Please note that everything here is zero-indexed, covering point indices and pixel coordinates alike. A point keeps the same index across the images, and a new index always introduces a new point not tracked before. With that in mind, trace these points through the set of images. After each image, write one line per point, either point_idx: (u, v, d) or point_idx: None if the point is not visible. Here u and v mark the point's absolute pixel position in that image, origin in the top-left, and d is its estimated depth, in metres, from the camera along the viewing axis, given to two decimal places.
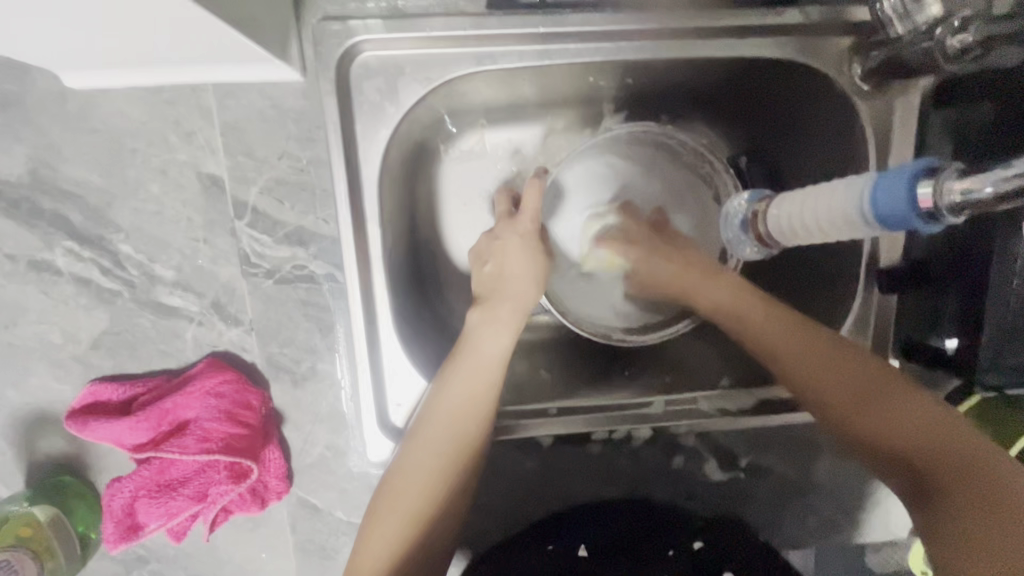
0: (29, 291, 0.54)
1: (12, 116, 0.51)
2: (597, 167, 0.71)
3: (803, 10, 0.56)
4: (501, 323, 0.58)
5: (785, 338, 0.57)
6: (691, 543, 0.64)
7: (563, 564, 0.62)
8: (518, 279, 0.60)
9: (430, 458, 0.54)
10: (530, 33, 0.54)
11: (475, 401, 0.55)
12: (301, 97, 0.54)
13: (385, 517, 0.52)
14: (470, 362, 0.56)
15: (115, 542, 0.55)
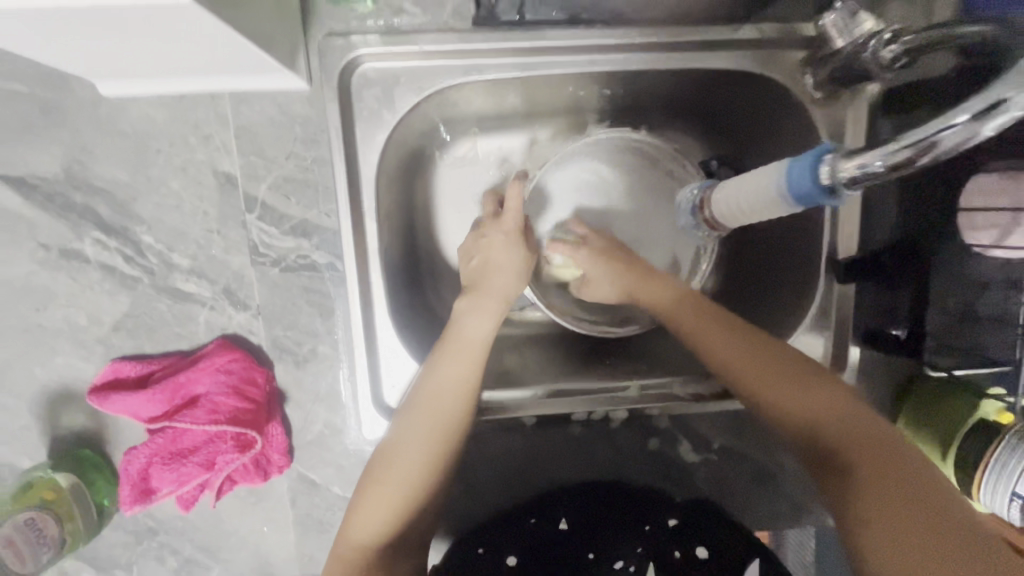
0: (60, 277, 0.60)
1: (51, 120, 0.58)
2: (585, 173, 0.76)
3: (758, 26, 0.62)
4: (485, 311, 0.64)
5: (742, 354, 0.62)
6: (668, 520, 0.70)
7: (544, 536, 0.69)
8: (501, 272, 0.66)
9: (424, 440, 0.58)
10: (512, 46, 0.61)
11: (463, 387, 0.60)
12: (307, 103, 0.60)
13: (378, 493, 0.57)
14: (457, 346, 0.61)
15: (129, 505, 0.60)
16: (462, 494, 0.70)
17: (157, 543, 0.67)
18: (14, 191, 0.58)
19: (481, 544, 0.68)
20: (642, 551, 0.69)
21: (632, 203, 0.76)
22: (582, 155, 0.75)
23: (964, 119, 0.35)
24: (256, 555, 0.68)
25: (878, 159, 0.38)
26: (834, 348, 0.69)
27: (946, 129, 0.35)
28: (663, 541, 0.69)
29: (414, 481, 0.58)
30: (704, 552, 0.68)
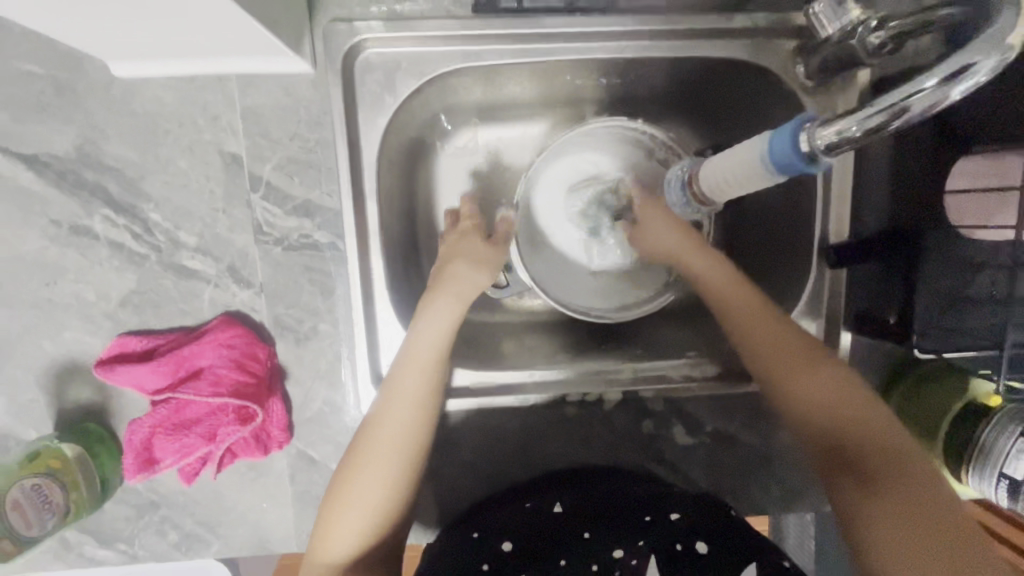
0: (70, 254, 0.62)
1: (65, 100, 0.60)
2: (583, 165, 0.76)
3: (751, 16, 0.63)
4: (445, 320, 0.63)
5: (777, 347, 0.61)
6: (669, 514, 0.63)
7: (540, 520, 0.65)
8: (459, 271, 0.66)
9: (385, 460, 0.59)
10: (511, 33, 0.63)
11: (426, 401, 0.61)
12: (311, 86, 0.62)
13: (346, 511, 0.58)
14: (416, 350, 0.62)
15: (133, 473, 0.62)
16: (459, 474, 0.71)
17: (158, 517, 0.68)
18: (27, 169, 0.60)
19: (479, 530, 0.65)
20: (644, 543, 0.61)
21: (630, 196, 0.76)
22: (579, 148, 0.76)
23: (932, 84, 0.37)
24: (255, 531, 0.69)
25: (853, 126, 0.40)
26: (826, 333, 0.70)
27: (916, 93, 0.38)
28: (667, 536, 0.61)
29: (381, 501, 0.58)
30: (706, 547, 0.59)
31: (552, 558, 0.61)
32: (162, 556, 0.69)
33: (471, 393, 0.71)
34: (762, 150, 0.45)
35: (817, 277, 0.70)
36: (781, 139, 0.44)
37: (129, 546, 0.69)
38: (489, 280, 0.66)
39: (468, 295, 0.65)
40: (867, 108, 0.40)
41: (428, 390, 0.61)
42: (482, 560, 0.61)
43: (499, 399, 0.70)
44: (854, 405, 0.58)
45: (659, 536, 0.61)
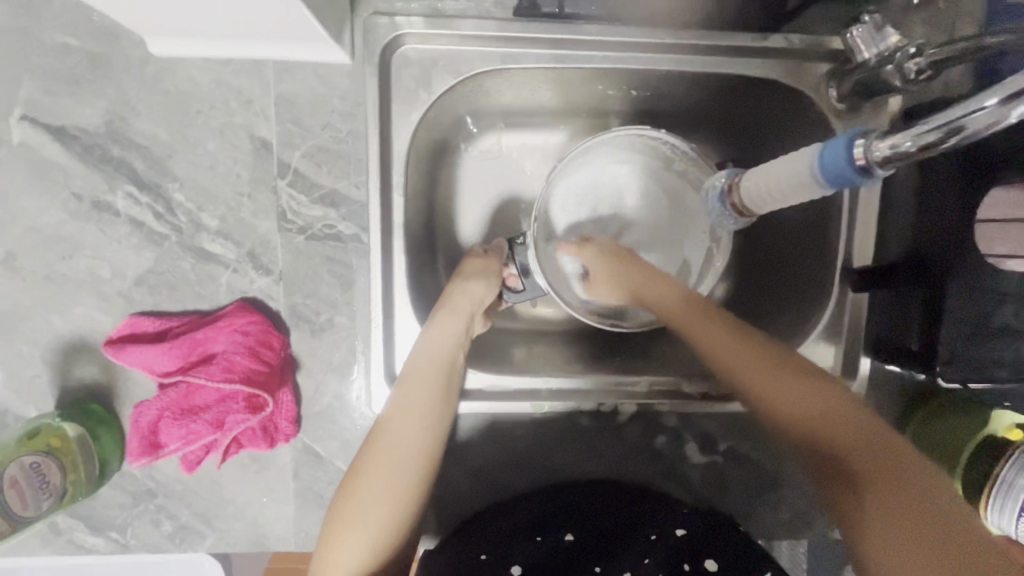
0: (89, 229, 0.61)
1: (99, 75, 0.59)
2: (600, 175, 0.76)
3: (787, 36, 0.63)
4: (451, 332, 0.63)
5: (740, 346, 0.58)
6: (675, 530, 0.61)
7: (552, 552, 0.61)
8: (470, 283, 0.66)
9: (385, 475, 0.56)
10: (548, 38, 0.63)
11: (427, 410, 0.59)
12: (347, 77, 0.62)
13: (348, 529, 0.54)
14: (425, 358, 0.61)
15: (136, 456, 0.60)
16: (466, 480, 0.69)
17: (154, 506, 0.67)
18: (52, 140, 0.59)
19: (486, 550, 0.61)
20: (652, 563, 0.58)
21: (648, 206, 0.77)
22: (595, 156, 0.74)
23: (995, 103, 0.36)
24: (252, 527, 0.67)
25: (909, 140, 0.40)
26: (843, 358, 0.70)
27: (974, 112, 0.37)
28: (674, 552, 0.59)
29: (383, 519, 0.55)
30: (716, 564, 0.57)
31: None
32: (155, 547, 0.67)
33: (485, 397, 0.68)
34: (816, 163, 0.45)
35: (837, 299, 0.70)
36: (837, 148, 0.44)
37: (121, 535, 0.67)
38: (491, 295, 0.67)
39: (469, 307, 0.65)
40: (924, 123, 0.39)
41: (435, 396, 0.60)
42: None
43: (510, 406, 0.68)
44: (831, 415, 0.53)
45: (668, 553, 0.59)
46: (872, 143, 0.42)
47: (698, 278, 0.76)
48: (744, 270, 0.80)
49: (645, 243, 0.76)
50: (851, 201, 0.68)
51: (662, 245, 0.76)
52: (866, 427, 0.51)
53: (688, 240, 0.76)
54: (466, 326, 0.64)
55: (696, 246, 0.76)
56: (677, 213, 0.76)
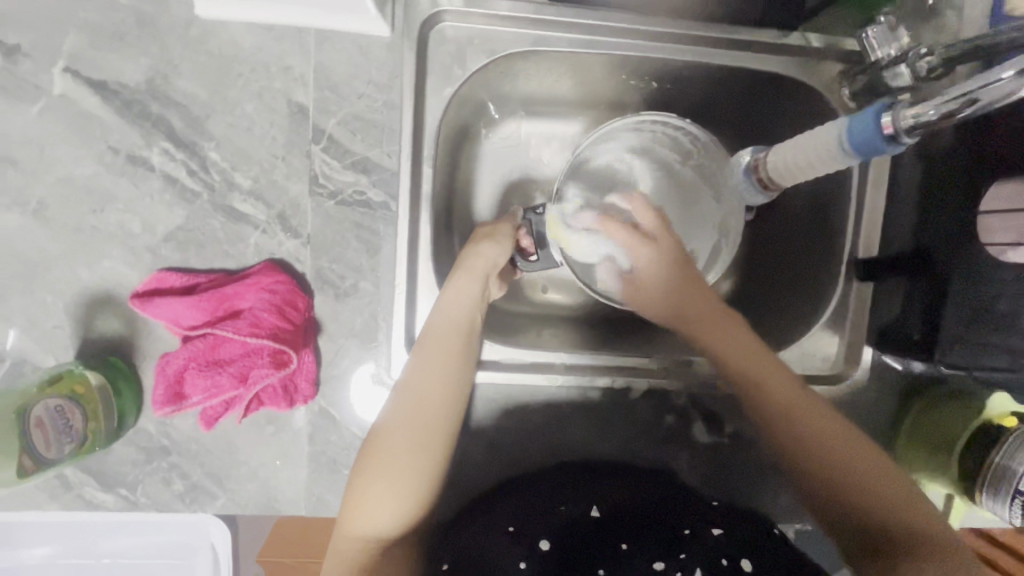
0: (123, 182, 0.62)
1: (145, 33, 0.61)
2: (615, 166, 0.78)
3: (805, 36, 0.67)
4: (470, 298, 0.63)
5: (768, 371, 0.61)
6: (708, 530, 0.60)
7: (576, 524, 0.63)
8: (487, 250, 0.66)
9: (410, 438, 0.57)
10: (580, 24, 0.66)
11: (447, 373, 0.60)
12: (385, 49, 0.64)
13: (373, 491, 0.56)
14: (446, 324, 0.62)
15: (160, 405, 0.61)
16: (479, 452, 0.70)
17: (167, 464, 0.66)
18: (93, 93, 0.61)
19: (513, 524, 0.63)
20: (688, 557, 0.57)
21: (659, 200, 0.79)
22: (613, 146, 0.77)
23: (1008, 76, 0.40)
24: (264, 490, 0.67)
25: (933, 109, 0.44)
26: (847, 348, 0.73)
27: (993, 83, 0.41)
28: (710, 548, 0.58)
29: (412, 487, 0.57)
30: (751, 565, 0.56)
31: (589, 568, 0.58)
32: (165, 506, 0.67)
33: (502, 368, 0.70)
34: (844, 134, 0.50)
35: (842, 289, 0.73)
36: (866, 118, 0.48)
37: (131, 492, 0.66)
38: (504, 255, 0.67)
39: (484, 268, 0.65)
40: (944, 95, 0.44)
41: (454, 357, 0.61)
42: (518, 558, 0.59)
43: (525, 378, 0.69)
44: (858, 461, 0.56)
45: (704, 547, 0.58)
46: (899, 114, 0.47)
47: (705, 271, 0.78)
48: (751, 264, 0.83)
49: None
50: (859, 196, 0.71)
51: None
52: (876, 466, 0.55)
53: (696, 237, 0.79)
54: (482, 287, 0.65)
55: (706, 237, 0.79)
56: (687, 209, 0.79)
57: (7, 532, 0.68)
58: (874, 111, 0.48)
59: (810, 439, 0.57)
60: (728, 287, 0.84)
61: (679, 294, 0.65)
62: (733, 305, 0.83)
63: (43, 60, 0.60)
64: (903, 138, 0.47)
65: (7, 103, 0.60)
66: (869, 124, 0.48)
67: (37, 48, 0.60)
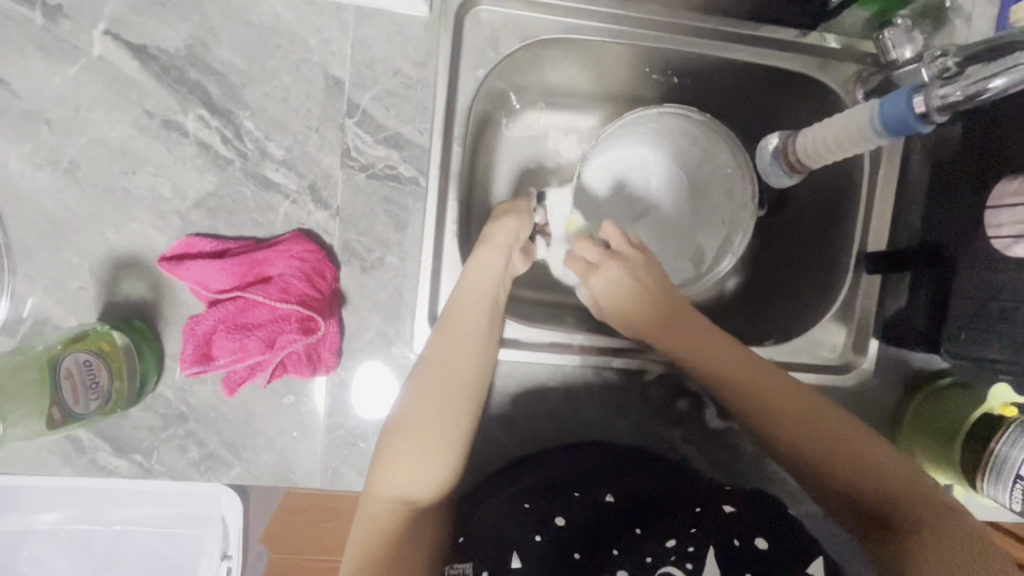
0: (156, 146, 0.63)
1: (187, 1, 0.62)
2: (630, 156, 0.80)
3: (824, 35, 0.70)
4: (493, 272, 0.64)
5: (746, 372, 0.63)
6: (723, 507, 0.61)
7: (589, 508, 0.62)
8: (508, 227, 0.67)
9: (437, 413, 0.59)
10: (610, 13, 0.68)
11: (472, 344, 0.62)
12: (421, 29, 0.65)
13: (400, 457, 0.58)
14: (470, 298, 0.63)
15: (188, 365, 0.62)
16: (497, 429, 0.71)
17: (183, 432, 0.66)
18: (133, 57, 0.62)
19: (529, 500, 0.63)
20: (698, 533, 0.58)
21: (670, 193, 0.81)
22: (631, 136, 0.78)
23: None
24: (280, 461, 0.67)
25: (958, 91, 0.50)
26: (856, 339, 0.75)
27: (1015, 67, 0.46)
28: (720, 526, 0.58)
29: (440, 457, 0.59)
30: (766, 543, 0.57)
31: (605, 550, 0.58)
32: (179, 475, 0.66)
33: (520, 347, 0.71)
34: (876, 114, 0.56)
35: (852, 283, 0.74)
36: (897, 100, 0.55)
37: (146, 459, 0.66)
38: (525, 230, 0.69)
39: (507, 241, 0.66)
40: (970, 78, 0.49)
41: (478, 332, 0.62)
42: (533, 530, 0.60)
43: (544, 356, 0.71)
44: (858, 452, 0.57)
45: (715, 525, 0.58)
46: (930, 95, 0.52)
47: (713, 263, 0.80)
48: (761, 260, 0.85)
49: (661, 227, 0.81)
50: (869, 192, 0.73)
51: (678, 231, 0.81)
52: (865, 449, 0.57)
53: (703, 232, 0.81)
54: (505, 259, 0.66)
55: (714, 230, 0.80)
56: (698, 203, 0.81)
57: (19, 496, 0.67)
58: (906, 93, 0.54)
59: (799, 435, 0.59)
60: (736, 282, 0.85)
61: (649, 312, 0.67)
62: (745, 297, 0.84)
63: (85, 22, 0.61)
64: (934, 117, 0.53)
65: (46, 63, 0.61)
66: (901, 105, 0.55)
67: (78, 10, 0.61)
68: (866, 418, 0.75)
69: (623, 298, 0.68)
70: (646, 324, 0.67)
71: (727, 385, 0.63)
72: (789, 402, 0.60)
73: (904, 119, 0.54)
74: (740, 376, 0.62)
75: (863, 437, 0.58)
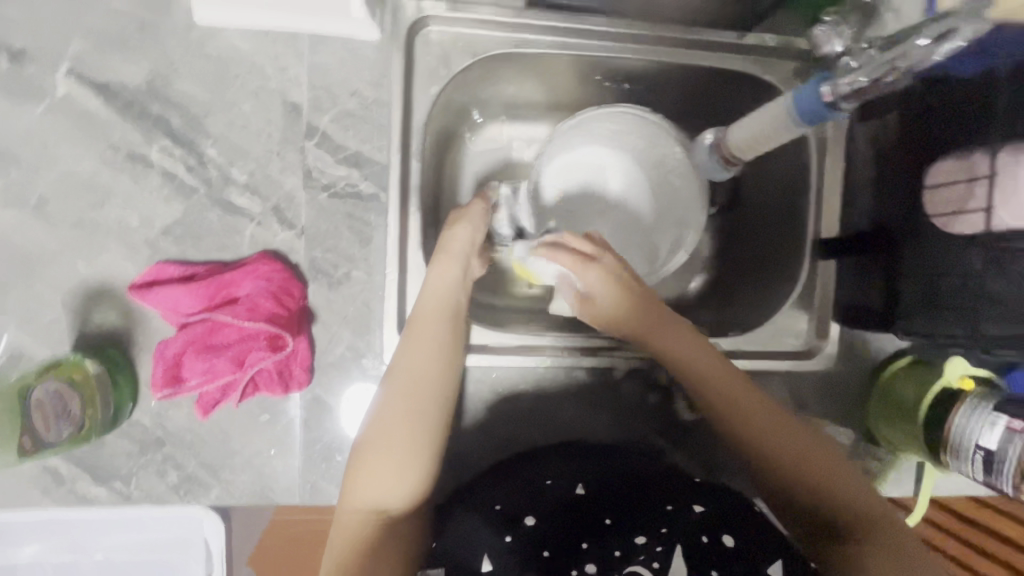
0: (122, 179, 0.65)
1: (147, 38, 0.65)
2: (583, 157, 0.79)
3: (761, 36, 0.73)
4: (449, 280, 0.66)
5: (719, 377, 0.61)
6: (692, 505, 0.60)
7: (561, 503, 0.61)
8: (461, 235, 0.67)
9: (405, 423, 0.60)
10: (554, 26, 0.70)
11: (433, 350, 0.63)
12: (374, 51, 0.68)
13: (371, 469, 0.59)
14: (428, 305, 0.64)
15: (159, 388, 0.63)
16: (475, 435, 0.73)
17: (161, 456, 0.67)
18: (96, 95, 0.64)
19: (501, 503, 0.61)
20: (667, 532, 0.58)
21: (631, 194, 0.80)
22: (587, 138, 0.78)
23: (925, 42, 0.49)
24: (258, 479, 0.68)
25: (864, 78, 0.53)
26: (817, 324, 0.77)
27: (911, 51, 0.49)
28: (693, 526, 0.58)
29: (411, 467, 0.59)
30: (732, 539, 0.57)
31: (576, 545, 0.58)
32: (159, 499, 0.67)
33: (489, 351, 0.71)
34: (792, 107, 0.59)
35: (809, 270, 0.76)
36: (808, 92, 0.57)
37: (125, 485, 0.66)
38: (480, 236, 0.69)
39: (462, 249, 0.67)
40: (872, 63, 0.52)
41: (444, 340, 0.64)
42: (504, 531, 0.59)
43: (512, 359, 0.71)
44: (816, 454, 0.58)
45: (686, 525, 0.58)
46: (837, 84, 0.55)
47: (668, 258, 0.78)
48: (725, 255, 0.87)
49: (619, 227, 0.80)
50: (817, 182, 0.76)
51: (634, 231, 0.80)
52: (832, 468, 0.58)
53: (658, 229, 0.80)
54: (463, 268, 0.67)
55: (668, 224, 0.79)
56: (655, 200, 0.79)
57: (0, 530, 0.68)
58: (814, 85, 0.57)
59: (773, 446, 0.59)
60: (702, 280, 0.87)
61: (636, 304, 0.62)
62: (711, 292, 0.87)
63: (49, 64, 0.63)
64: (842, 104, 0.56)
65: (13, 105, 0.63)
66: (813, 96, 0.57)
67: (43, 53, 0.63)
68: (832, 400, 0.77)
69: (616, 298, 0.62)
70: (632, 328, 0.63)
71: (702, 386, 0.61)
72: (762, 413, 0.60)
73: (818, 109, 0.57)
74: (715, 381, 0.61)
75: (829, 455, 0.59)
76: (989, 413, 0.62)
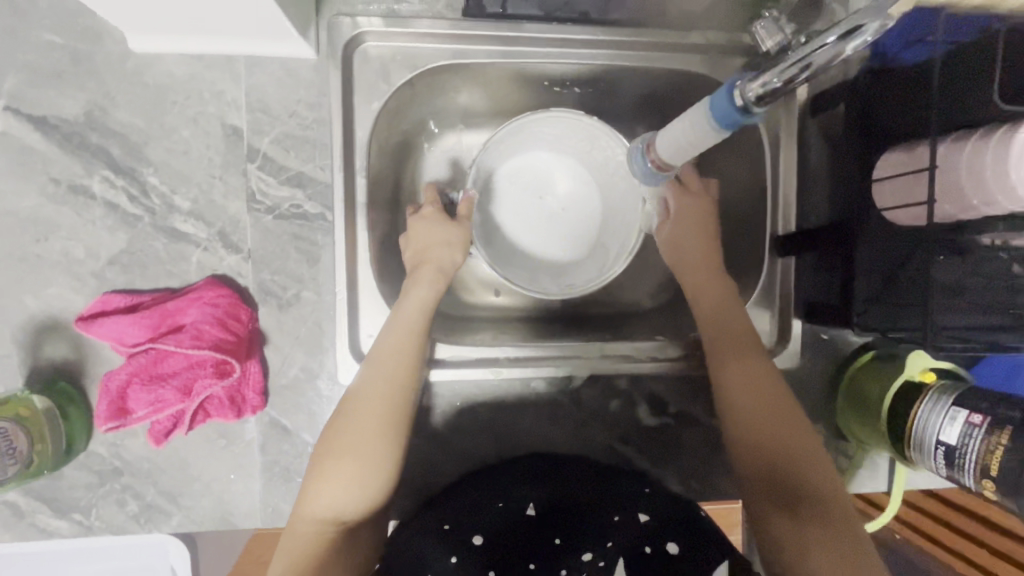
0: (65, 212, 0.65)
1: (81, 69, 0.64)
2: (534, 164, 0.79)
3: (705, 34, 0.72)
4: (426, 295, 0.66)
5: (741, 356, 0.67)
6: (639, 514, 0.59)
7: (511, 522, 0.60)
8: (437, 247, 0.69)
9: (373, 427, 0.60)
10: (494, 35, 0.70)
11: (406, 360, 0.63)
12: (312, 70, 0.68)
13: (334, 472, 0.59)
14: (403, 319, 0.65)
15: (104, 421, 0.63)
16: (437, 449, 0.72)
17: (119, 486, 0.67)
18: (35, 129, 0.64)
19: (450, 521, 0.60)
20: (614, 545, 0.59)
21: (579, 197, 0.80)
22: (538, 144, 0.77)
23: (832, 40, 0.45)
24: (219, 505, 0.67)
25: (775, 77, 0.50)
26: (779, 322, 0.76)
27: (819, 49, 0.46)
28: (636, 537, 0.58)
29: (373, 474, 0.59)
30: (676, 547, 0.57)
31: (521, 564, 0.59)
32: (120, 529, 0.67)
33: (446, 367, 0.71)
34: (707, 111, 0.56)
35: (769, 267, 0.75)
36: (721, 97, 0.55)
37: (84, 516, 0.66)
38: (453, 256, 0.69)
39: (435, 265, 0.68)
40: (780, 64, 0.49)
41: (412, 356, 0.63)
42: (450, 551, 0.58)
43: (470, 373, 0.71)
44: (796, 445, 0.62)
45: (631, 534, 0.59)
46: (747, 87, 0.53)
47: (612, 260, 0.76)
48: None
49: (571, 231, 0.80)
50: (774, 179, 0.74)
51: (582, 233, 0.80)
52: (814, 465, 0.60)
53: (608, 232, 0.78)
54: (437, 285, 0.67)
55: (620, 223, 0.77)
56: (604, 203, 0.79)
57: None
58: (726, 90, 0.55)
59: (760, 426, 0.63)
60: None
61: (695, 238, 0.74)
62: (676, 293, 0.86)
63: None
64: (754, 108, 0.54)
65: None
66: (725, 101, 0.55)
67: None
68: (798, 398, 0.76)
69: (688, 233, 0.75)
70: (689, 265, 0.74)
71: (721, 354, 0.68)
72: (756, 394, 0.65)
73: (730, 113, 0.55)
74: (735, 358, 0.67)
75: (809, 447, 0.62)
76: (949, 407, 0.60)
